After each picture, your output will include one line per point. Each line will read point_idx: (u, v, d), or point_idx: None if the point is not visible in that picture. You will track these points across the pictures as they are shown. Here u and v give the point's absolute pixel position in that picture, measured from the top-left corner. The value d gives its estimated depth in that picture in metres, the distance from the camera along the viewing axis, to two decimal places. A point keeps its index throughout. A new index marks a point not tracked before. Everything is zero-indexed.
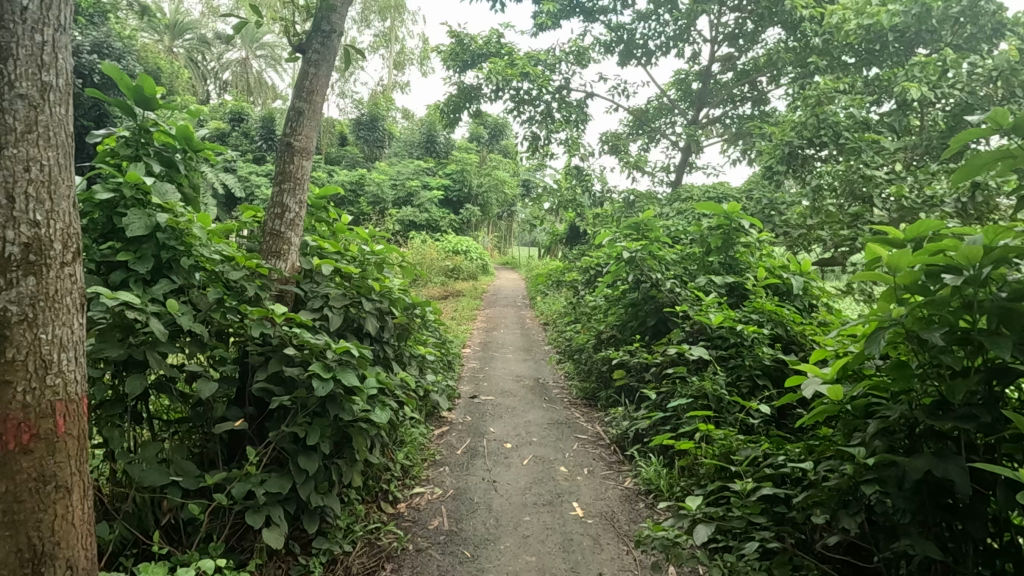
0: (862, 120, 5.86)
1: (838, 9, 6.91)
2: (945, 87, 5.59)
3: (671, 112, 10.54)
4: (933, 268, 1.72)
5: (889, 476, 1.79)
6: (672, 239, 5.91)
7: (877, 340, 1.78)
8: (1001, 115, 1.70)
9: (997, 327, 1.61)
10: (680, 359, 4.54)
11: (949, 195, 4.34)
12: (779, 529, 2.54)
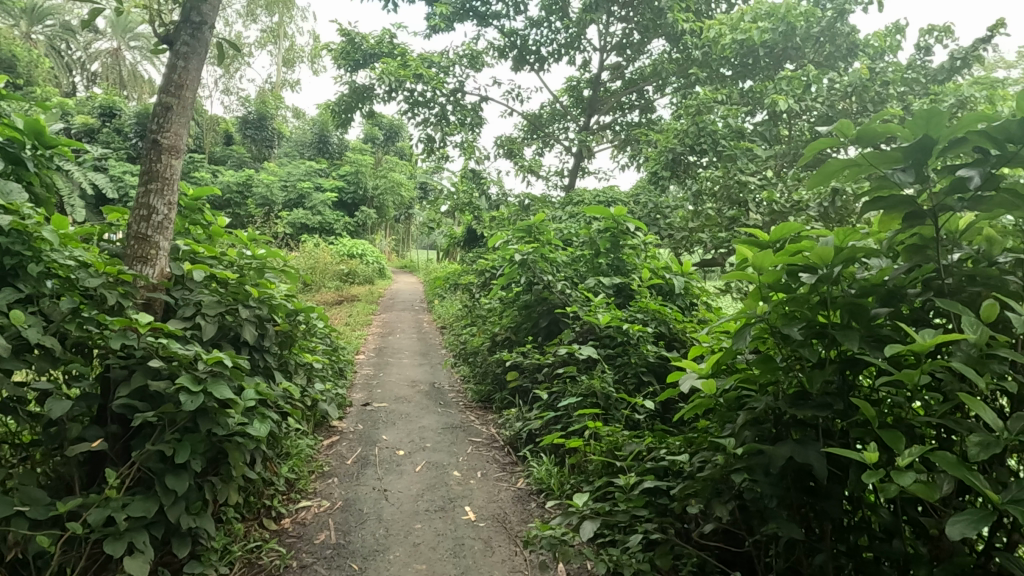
0: (736, 129, 6.23)
1: (716, 24, 7.31)
2: (809, 100, 6.03)
3: (564, 118, 10.76)
4: (793, 268, 1.81)
5: (757, 464, 1.89)
6: (563, 241, 6.01)
7: (745, 335, 1.86)
8: (847, 126, 1.80)
9: (848, 322, 1.71)
10: (571, 359, 4.62)
11: (813, 200, 4.69)
12: (660, 520, 2.62)
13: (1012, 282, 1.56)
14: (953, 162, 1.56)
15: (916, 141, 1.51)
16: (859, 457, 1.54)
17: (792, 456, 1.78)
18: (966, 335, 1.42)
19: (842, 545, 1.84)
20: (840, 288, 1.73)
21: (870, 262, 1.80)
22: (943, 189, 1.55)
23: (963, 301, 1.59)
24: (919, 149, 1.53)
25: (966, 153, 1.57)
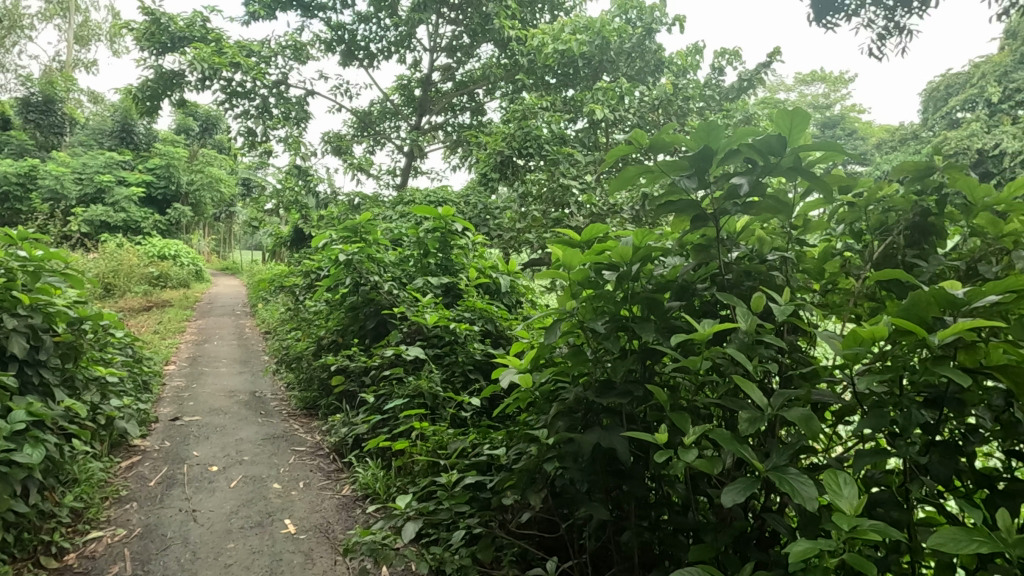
0: (559, 134, 6.52)
1: (539, 33, 7.60)
2: (622, 111, 6.47)
3: (395, 116, 10.61)
4: (599, 266, 1.92)
5: (568, 452, 1.96)
6: (392, 241, 5.92)
7: (557, 331, 1.92)
8: (641, 136, 1.92)
9: (646, 314, 1.83)
10: (398, 359, 4.54)
11: (626, 204, 5.06)
12: (482, 514, 2.65)
13: (779, 277, 1.75)
14: (730, 172, 1.72)
15: (699, 150, 1.64)
16: (655, 439, 1.65)
17: (597, 441, 1.87)
18: (741, 324, 1.58)
19: (645, 521, 1.96)
20: (637, 283, 1.85)
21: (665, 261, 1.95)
22: (722, 195, 1.69)
23: (738, 294, 1.77)
24: (700, 159, 1.66)
25: (740, 165, 1.74)
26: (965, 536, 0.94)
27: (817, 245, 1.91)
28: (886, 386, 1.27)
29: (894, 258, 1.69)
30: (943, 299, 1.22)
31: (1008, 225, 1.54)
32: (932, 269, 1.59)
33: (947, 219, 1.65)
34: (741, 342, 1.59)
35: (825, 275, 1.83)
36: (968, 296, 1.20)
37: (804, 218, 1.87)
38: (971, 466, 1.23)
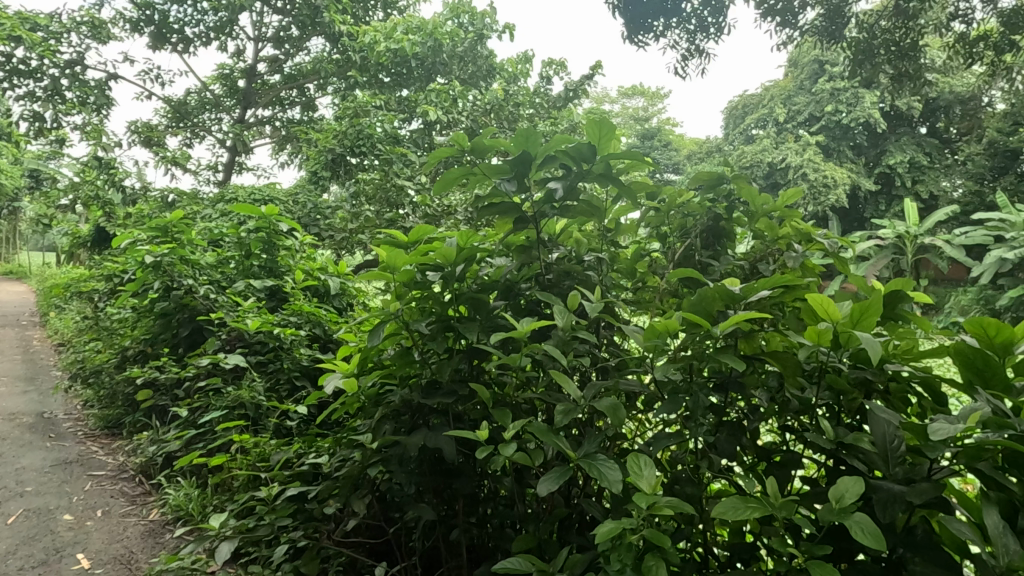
0: (392, 134, 6.39)
1: (371, 31, 7.44)
2: (455, 113, 6.50)
3: (215, 108, 9.79)
4: (424, 266, 1.76)
5: (392, 456, 1.81)
6: (209, 241, 5.44)
7: (378, 333, 1.73)
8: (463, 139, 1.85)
9: (472, 315, 1.76)
10: (214, 370, 4.12)
11: (461, 206, 5.09)
12: (305, 527, 2.50)
13: (594, 278, 1.84)
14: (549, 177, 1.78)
15: (519, 155, 1.65)
16: (479, 434, 1.57)
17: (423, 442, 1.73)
18: (559, 320, 1.60)
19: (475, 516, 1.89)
20: (463, 281, 1.79)
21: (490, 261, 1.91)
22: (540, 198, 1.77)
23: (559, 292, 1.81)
24: (521, 163, 1.69)
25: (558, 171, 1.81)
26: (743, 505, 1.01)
27: (629, 246, 2.03)
28: (681, 374, 1.38)
29: (692, 260, 1.87)
30: (725, 294, 1.35)
31: (781, 229, 1.79)
32: (722, 269, 1.78)
33: (735, 225, 1.87)
34: (559, 336, 1.60)
35: (637, 275, 1.94)
36: (744, 291, 1.34)
37: (616, 221, 1.98)
38: (751, 442, 1.35)
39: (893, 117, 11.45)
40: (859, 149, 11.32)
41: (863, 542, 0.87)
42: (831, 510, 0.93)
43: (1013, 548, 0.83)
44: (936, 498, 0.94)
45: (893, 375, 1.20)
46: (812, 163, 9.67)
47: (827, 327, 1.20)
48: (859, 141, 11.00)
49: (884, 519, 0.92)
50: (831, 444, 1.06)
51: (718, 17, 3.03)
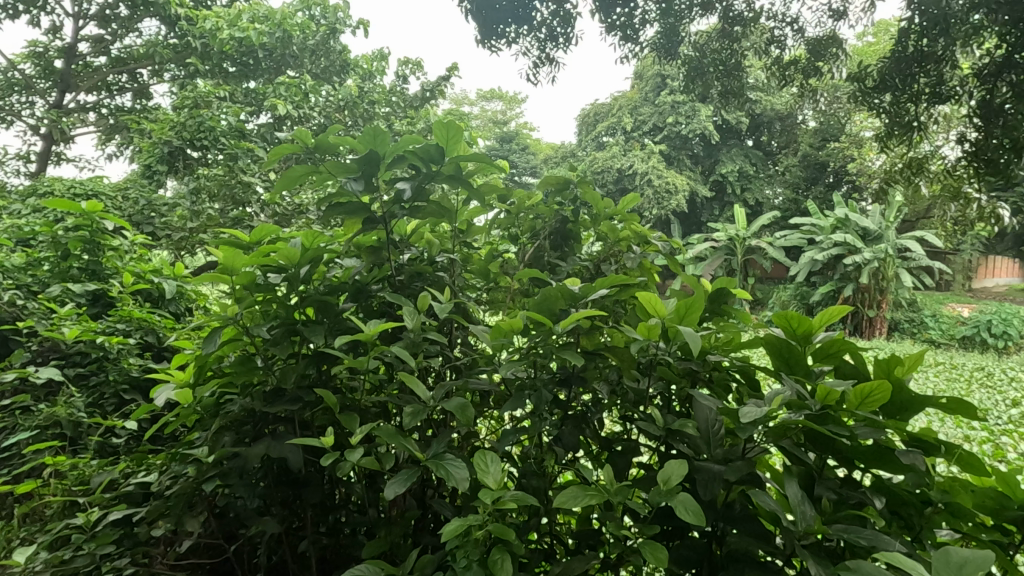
0: (238, 128, 4.81)
1: (209, 14, 5.89)
2: (307, 109, 5.40)
3: (26, 87, 7.61)
4: (266, 267, 1.34)
5: (229, 468, 1.32)
6: (11, 240, 4.65)
7: (211, 340, 1.26)
8: (305, 133, 1.39)
9: (322, 319, 1.35)
10: (25, 385, 2.52)
11: (312, 205, 4.22)
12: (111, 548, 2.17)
13: (446, 280, 1.50)
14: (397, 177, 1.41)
15: (364, 153, 1.25)
16: (323, 440, 1.18)
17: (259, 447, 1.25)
18: (407, 320, 1.28)
19: (322, 528, 1.46)
20: (303, 285, 1.34)
21: (342, 262, 1.51)
22: (390, 198, 1.37)
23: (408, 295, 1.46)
24: (367, 164, 1.28)
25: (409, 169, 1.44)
26: (583, 492, 1.02)
27: (480, 247, 1.74)
28: (524, 372, 1.37)
29: (541, 259, 1.71)
30: (565, 293, 1.35)
31: (621, 232, 1.69)
32: (564, 268, 1.66)
33: (583, 226, 1.74)
34: (407, 334, 1.32)
35: (491, 276, 1.64)
36: (584, 290, 1.34)
37: (469, 222, 1.65)
38: (593, 432, 1.38)
39: (725, 130, 12.46)
40: (697, 158, 12.24)
41: (685, 518, 0.90)
42: (660, 492, 0.96)
43: (809, 515, 0.89)
44: (749, 473, 1.00)
45: (714, 366, 1.29)
46: (656, 170, 10.72)
47: (654, 322, 1.18)
48: (697, 151, 11.90)
49: (704, 497, 0.96)
50: (660, 430, 1.10)
51: (569, 30, 2.52)
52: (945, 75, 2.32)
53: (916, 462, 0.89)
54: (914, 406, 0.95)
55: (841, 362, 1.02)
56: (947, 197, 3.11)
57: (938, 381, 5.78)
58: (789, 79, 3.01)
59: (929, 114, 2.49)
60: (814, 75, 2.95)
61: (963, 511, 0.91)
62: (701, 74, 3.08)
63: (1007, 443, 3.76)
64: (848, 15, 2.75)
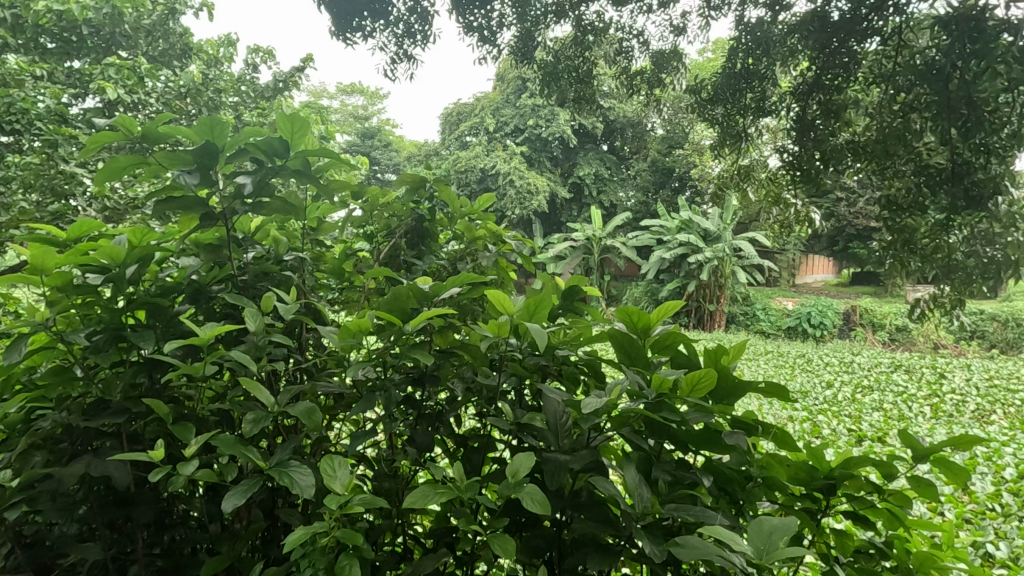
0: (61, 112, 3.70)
1: None
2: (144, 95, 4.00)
3: None
4: (84, 266, 1.02)
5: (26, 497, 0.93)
6: None
7: (17, 349, 0.94)
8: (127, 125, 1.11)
9: (159, 327, 1.06)
10: None
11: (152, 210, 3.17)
12: None
13: (297, 281, 1.28)
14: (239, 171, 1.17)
15: (200, 145, 1.03)
16: (154, 451, 0.88)
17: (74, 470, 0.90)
18: (248, 322, 1.06)
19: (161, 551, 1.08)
20: (135, 286, 1.07)
21: (175, 262, 1.23)
22: (230, 193, 1.14)
23: (251, 298, 1.23)
24: (203, 156, 1.04)
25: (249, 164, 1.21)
26: (432, 492, 0.98)
27: (331, 246, 1.63)
28: (374, 372, 1.25)
29: (395, 258, 1.61)
30: (418, 292, 1.22)
31: (477, 231, 1.64)
32: (425, 266, 1.59)
33: (438, 225, 1.66)
34: (251, 341, 1.08)
35: (344, 276, 1.50)
36: (437, 290, 1.22)
37: (319, 220, 1.48)
38: (447, 430, 1.28)
39: (582, 134, 12.92)
40: (556, 160, 12.63)
41: (532, 509, 0.92)
42: (507, 487, 0.95)
43: (644, 497, 0.95)
44: (594, 462, 1.03)
45: (564, 360, 1.28)
46: (517, 172, 11.00)
47: (504, 319, 1.17)
48: (556, 153, 12.28)
49: (551, 488, 0.98)
50: (510, 425, 1.09)
51: (427, 27, 2.40)
52: (767, 93, 2.52)
53: (738, 441, 0.99)
54: (737, 391, 1.04)
55: (676, 352, 1.09)
56: (769, 204, 3.25)
57: (768, 368, 6.40)
58: (635, 89, 3.16)
59: (755, 127, 2.71)
60: (658, 87, 3.08)
61: (776, 483, 1.03)
62: (556, 79, 3.09)
63: (821, 420, 4.27)
64: (687, 32, 2.88)
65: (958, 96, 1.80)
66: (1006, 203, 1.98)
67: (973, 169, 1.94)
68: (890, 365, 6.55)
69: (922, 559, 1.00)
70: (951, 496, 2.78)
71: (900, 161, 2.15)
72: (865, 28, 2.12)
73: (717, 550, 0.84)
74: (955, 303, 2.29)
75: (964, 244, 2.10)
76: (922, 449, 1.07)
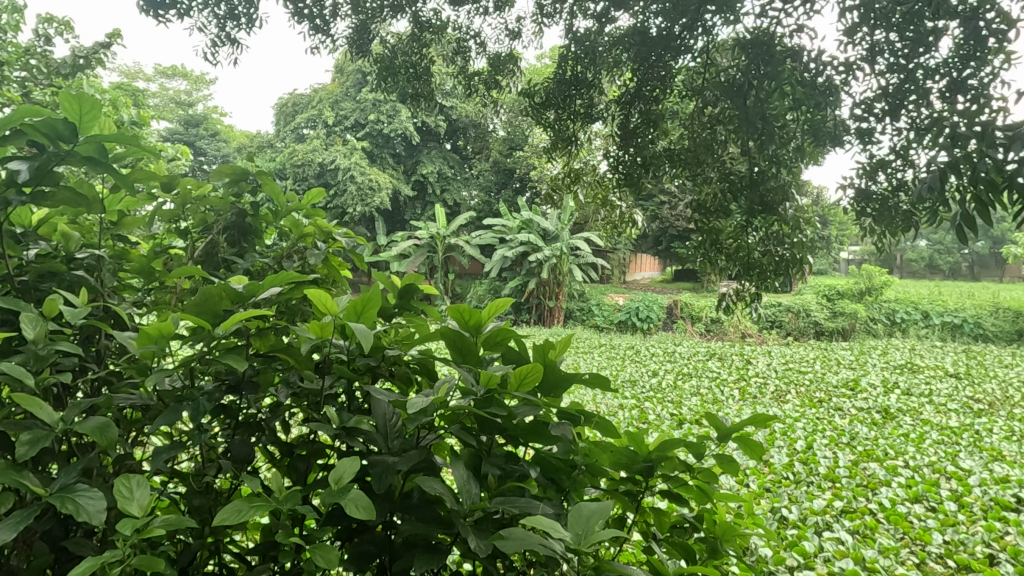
0: None
1: None
2: None
3: None
4: None
5: None
6: None
7: None
8: None
9: None
10: None
11: None
12: None
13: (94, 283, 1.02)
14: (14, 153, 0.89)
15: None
16: None
17: None
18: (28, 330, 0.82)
19: None
20: None
21: None
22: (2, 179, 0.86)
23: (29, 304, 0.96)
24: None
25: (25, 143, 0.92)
26: (247, 506, 0.83)
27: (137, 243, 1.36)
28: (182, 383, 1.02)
29: (215, 257, 1.30)
30: (233, 291, 1.00)
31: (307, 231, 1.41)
32: (251, 265, 1.30)
33: (265, 221, 1.36)
34: (26, 352, 0.82)
35: (155, 276, 1.19)
36: (255, 289, 1.02)
37: (122, 216, 1.21)
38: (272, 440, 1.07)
39: (425, 132, 12.76)
40: (398, 157, 12.38)
41: (355, 514, 0.80)
42: (331, 494, 0.83)
43: (473, 492, 0.89)
44: (423, 461, 0.94)
45: (393, 359, 1.10)
46: (358, 167, 10.69)
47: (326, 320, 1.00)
48: (399, 150, 12.04)
49: (378, 493, 0.87)
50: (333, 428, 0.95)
51: (251, 10, 2.19)
52: (595, 100, 2.56)
53: (563, 432, 0.96)
54: (564, 383, 1.01)
55: (507, 349, 1.04)
56: (598, 205, 3.30)
57: (601, 360, 6.73)
58: (473, 90, 3.11)
59: (584, 132, 2.73)
60: (496, 88, 3.07)
61: (598, 468, 1.03)
62: (393, 74, 3.02)
63: (647, 407, 4.56)
64: (522, 36, 2.93)
65: (754, 111, 1.98)
66: (792, 208, 2.23)
67: (767, 177, 2.18)
68: (706, 353, 7.18)
69: (723, 527, 1.10)
70: (754, 468, 3.07)
71: (709, 167, 2.37)
72: (680, 46, 2.15)
73: (538, 539, 0.81)
74: (754, 296, 2.46)
75: (760, 244, 2.29)
76: (724, 428, 1.13)
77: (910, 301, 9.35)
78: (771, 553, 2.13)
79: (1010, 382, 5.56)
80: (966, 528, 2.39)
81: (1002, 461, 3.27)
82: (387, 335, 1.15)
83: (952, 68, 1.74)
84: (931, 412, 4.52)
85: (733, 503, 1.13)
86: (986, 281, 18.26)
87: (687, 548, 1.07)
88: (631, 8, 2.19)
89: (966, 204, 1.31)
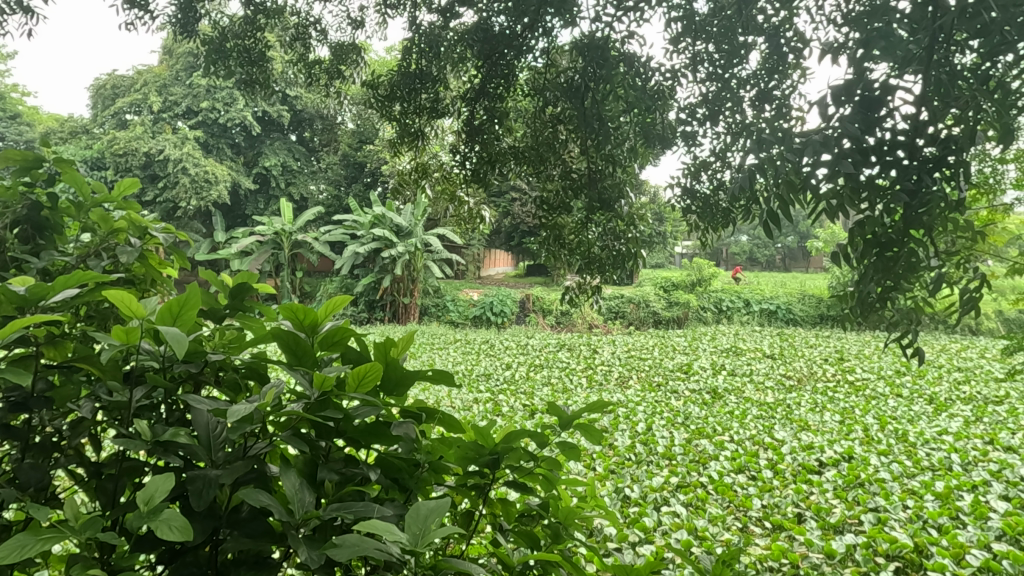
0: None
1: None
2: None
3: None
4: None
5: None
6: None
7: None
8: None
9: None
10: None
11: None
12: None
13: None
14: None
15: None
16: None
17: None
18: None
19: None
20: None
21: None
22: None
23: None
24: None
25: None
26: (31, 538, 0.62)
27: None
28: None
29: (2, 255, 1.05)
30: (13, 295, 0.77)
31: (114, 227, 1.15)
32: (49, 265, 1.07)
33: (66, 215, 1.13)
34: None
35: None
36: (42, 290, 0.78)
37: None
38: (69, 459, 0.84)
39: (267, 122, 11.98)
40: (237, 148, 11.53)
41: (168, 540, 0.64)
42: (142, 518, 0.65)
43: (305, 500, 0.75)
44: (252, 472, 0.78)
45: (218, 364, 0.90)
46: (191, 157, 9.85)
47: (132, 322, 0.78)
48: (237, 141, 11.22)
49: (198, 512, 0.70)
50: (141, 440, 0.77)
51: None
52: (440, 94, 2.45)
53: (405, 431, 0.82)
54: (410, 381, 0.88)
55: (347, 349, 0.89)
56: (447, 201, 3.00)
57: (457, 356, 6.68)
58: (315, 79, 2.84)
59: (432, 127, 2.60)
60: (338, 80, 2.82)
61: (443, 464, 0.90)
62: (223, 58, 2.65)
63: (501, 400, 4.58)
64: (364, 26, 2.82)
65: (591, 112, 2.05)
66: (627, 205, 2.27)
67: (604, 176, 2.20)
68: (556, 345, 7.39)
69: (566, 512, 1.01)
70: (600, 452, 3.19)
71: (551, 165, 2.33)
72: (521, 45, 2.14)
73: (377, 543, 0.70)
74: (595, 289, 2.47)
75: (600, 238, 2.30)
76: (566, 418, 1.06)
77: (733, 291, 10.24)
78: (616, 531, 2.21)
79: (814, 360, 6.27)
80: (779, 492, 2.63)
81: (809, 430, 3.66)
82: (208, 339, 0.95)
83: (760, 79, 1.87)
84: (751, 390, 4.97)
85: (576, 487, 1.05)
86: (792, 271, 20.39)
87: (531, 536, 1.00)
88: (475, 5, 2.21)
89: (771, 202, 1.38)
